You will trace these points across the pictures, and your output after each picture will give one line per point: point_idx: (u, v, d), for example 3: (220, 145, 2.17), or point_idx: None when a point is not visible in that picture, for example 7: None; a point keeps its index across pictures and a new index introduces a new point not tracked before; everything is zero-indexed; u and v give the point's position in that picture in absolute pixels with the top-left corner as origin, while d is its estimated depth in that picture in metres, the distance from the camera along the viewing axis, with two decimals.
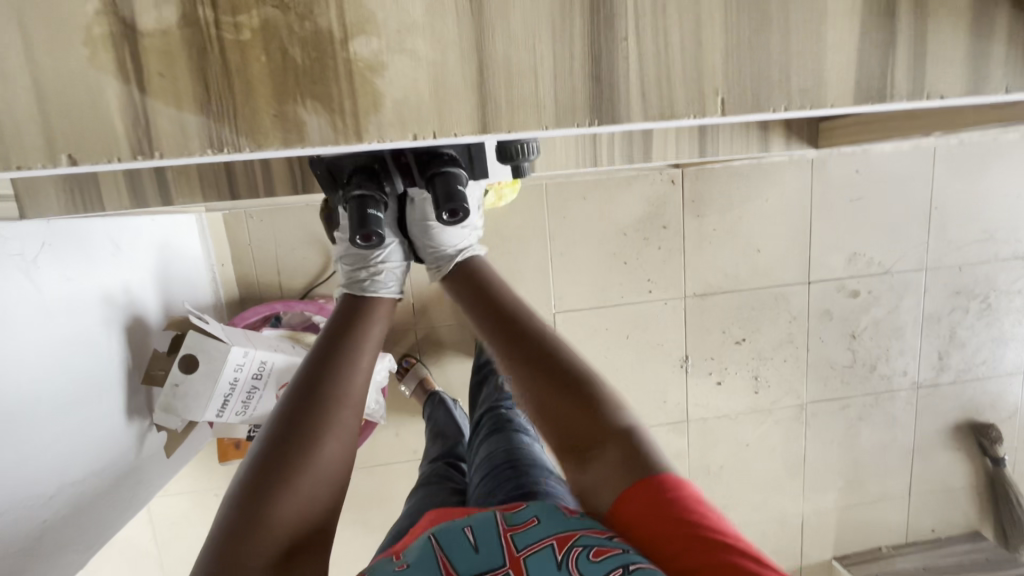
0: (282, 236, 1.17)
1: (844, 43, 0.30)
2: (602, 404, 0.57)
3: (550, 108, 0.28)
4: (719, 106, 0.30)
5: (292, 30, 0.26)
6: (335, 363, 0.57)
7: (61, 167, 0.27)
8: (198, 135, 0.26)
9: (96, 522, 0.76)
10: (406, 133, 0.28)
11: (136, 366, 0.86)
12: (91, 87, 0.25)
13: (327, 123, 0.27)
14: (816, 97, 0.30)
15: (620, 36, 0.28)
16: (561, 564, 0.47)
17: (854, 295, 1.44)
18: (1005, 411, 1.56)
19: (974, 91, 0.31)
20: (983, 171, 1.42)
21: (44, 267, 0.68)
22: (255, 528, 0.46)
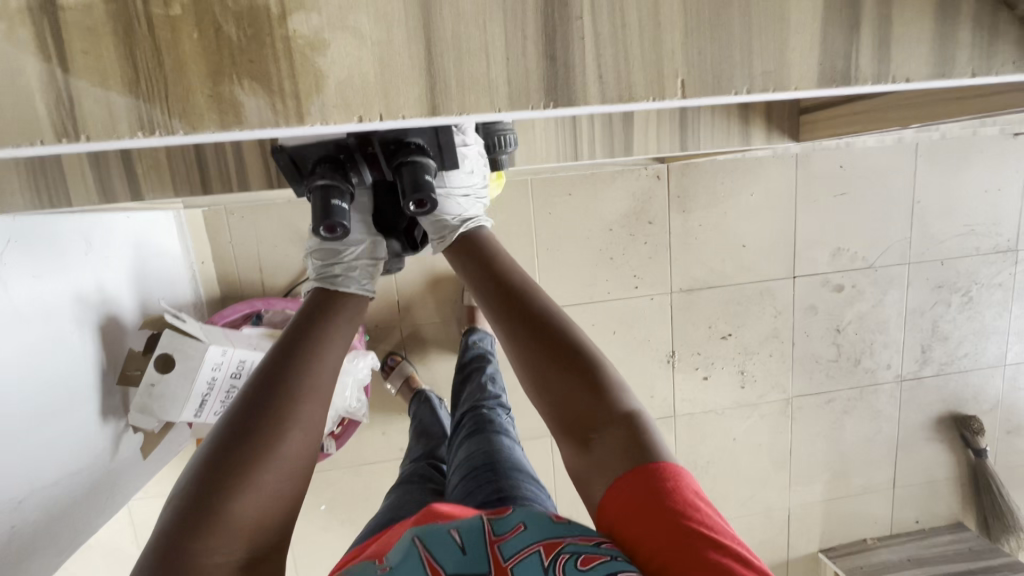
0: (263, 233, 1.16)
1: (806, 26, 0.29)
2: (609, 388, 0.53)
3: (504, 90, 0.28)
4: (679, 89, 0.29)
5: (225, 5, 0.25)
6: (308, 352, 0.53)
7: None
8: (126, 116, 0.25)
9: (70, 526, 0.74)
10: (351, 114, 0.27)
11: (109, 366, 0.84)
12: (10, 65, 0.24)
13: (265, 105, 0.26)
14: (780, 79, 0.29)
15: (575, 15, 0.28)
16: (547, 569, 0.46)
17: (838, 289, 1.45)
18: (986, 403, 1.58)
19: (942, 75, 0.30)
20: (964, 165, 1.43)
21: (10, 264, 0.65)
22: (211, 525, 0.43)
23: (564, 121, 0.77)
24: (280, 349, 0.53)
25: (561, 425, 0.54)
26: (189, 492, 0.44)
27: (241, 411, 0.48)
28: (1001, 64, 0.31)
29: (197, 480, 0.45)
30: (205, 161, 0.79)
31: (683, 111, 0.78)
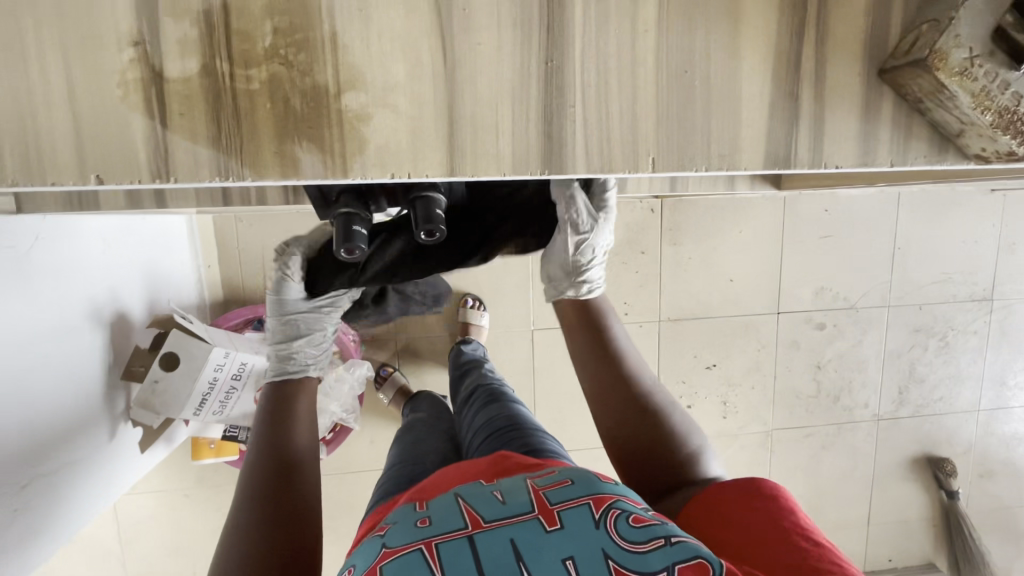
0: (270, 241, 1.21)
1: (757, 119, 0.38)
2: (688, 459, 0.64)
3: (508, 158, 0.37)
4: (650, 164, 0.38)
5: (293, 83, 0.34)
6: (283, 411, 0.67)
7: (93, 184, 0.35)
8: (208, 164, 0.35)
9: (68, 513, 0.78)
10: (385, 172, 0.36)
11: (114, 363, 0.87)
12: (122, 118, 0.34)
13: (318, 161, 0.35)
14: (731, 160, 0.38)
15: (569, 105, 0.36)
16: (598, 522, 0.48)
17: (820, 327, 1.50)
18: (959, 446, 1.63)
19: (868, 162, 0.39)
20: (942, 216, 1.50)
21: (34, 259, 0.69)
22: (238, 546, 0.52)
23: None
24: (269, 414, 0.67)
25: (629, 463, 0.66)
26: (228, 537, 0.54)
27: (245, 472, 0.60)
28: (915, 156, 0.39)
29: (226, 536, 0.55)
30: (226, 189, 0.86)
31: None
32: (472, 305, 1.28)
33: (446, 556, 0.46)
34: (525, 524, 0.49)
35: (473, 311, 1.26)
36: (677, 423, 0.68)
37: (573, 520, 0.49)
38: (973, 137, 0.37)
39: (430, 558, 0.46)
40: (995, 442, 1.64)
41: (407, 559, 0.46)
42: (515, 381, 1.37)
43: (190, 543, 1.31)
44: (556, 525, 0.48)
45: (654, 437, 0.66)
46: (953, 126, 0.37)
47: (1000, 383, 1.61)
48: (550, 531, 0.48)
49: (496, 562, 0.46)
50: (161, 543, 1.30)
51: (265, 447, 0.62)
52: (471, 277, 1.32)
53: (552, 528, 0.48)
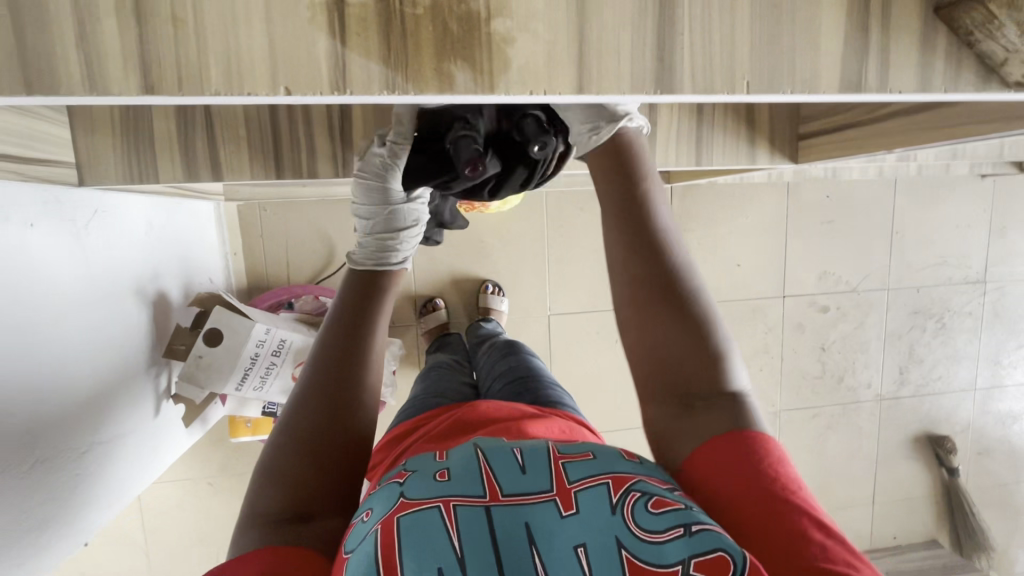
0: (295, 229, 1.24)
1: (834, 48, 0.32)
2: (718, 366, 0.49)
3: (626, 80, 0.31)
4: (745, 88, 0.32)
5: (451, 9, 0.28)
6: (361, 356, 0.57)
7: (277, 98, 0.29)
8: (380, 82, 0.29)
9: (118, 483, 0.79)
10: (526, 89, 0.30)
11: (156, 340, 0.89)
12: (306, 40, 0.27)
13: (471, 79, 0.29)
14: (813, 86, 0.33)
15: (679, 31, 0.31)
16: (614, 506, 0.44)
17: (823, 310, 1.56)
18: (958, 424, 1.68)
19: (925, 87, 0.34)
20: (936, 202, 1.57)
21: (91, 233, 0.71)
22: (284, 483, 0.49)
23: None
24: (345, 350, 0.57)
25: (650, 384, 0.51)
26: (274, 463, 0.50)
27: (316, 411, 0.53)
28: (965, 85, 0.34)
29: (278, 473, 0.50)
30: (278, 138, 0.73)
31: (698, 130, 0.81)
32: (491, 290, 1.33)
33: (461, 521, 0.44)
34: (539, 503, 0.45)
35: (492, 296, 1.31)
36: (717, 319, 0.51)
37: (589, 505, 0.45)
38: (1016, 65, 0.33)
39: (448, 521, 0.44)
40: (992, 421, 1.70)
41: (421, 517, 0.44)
42: None
43: (214, 532, 1.32)
44: (572, 509, 0.45)
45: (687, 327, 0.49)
46: (996, 55, 0.33)
47: (995, 363, 1.68)
48: (564, 516, 0.44)
49: (506, 539, 0.43)
50: (184, 532, 1.31)
51: (332, 385, 0.55)
52: (490, 264, 1.36)
53: (568, 513, 0.44)
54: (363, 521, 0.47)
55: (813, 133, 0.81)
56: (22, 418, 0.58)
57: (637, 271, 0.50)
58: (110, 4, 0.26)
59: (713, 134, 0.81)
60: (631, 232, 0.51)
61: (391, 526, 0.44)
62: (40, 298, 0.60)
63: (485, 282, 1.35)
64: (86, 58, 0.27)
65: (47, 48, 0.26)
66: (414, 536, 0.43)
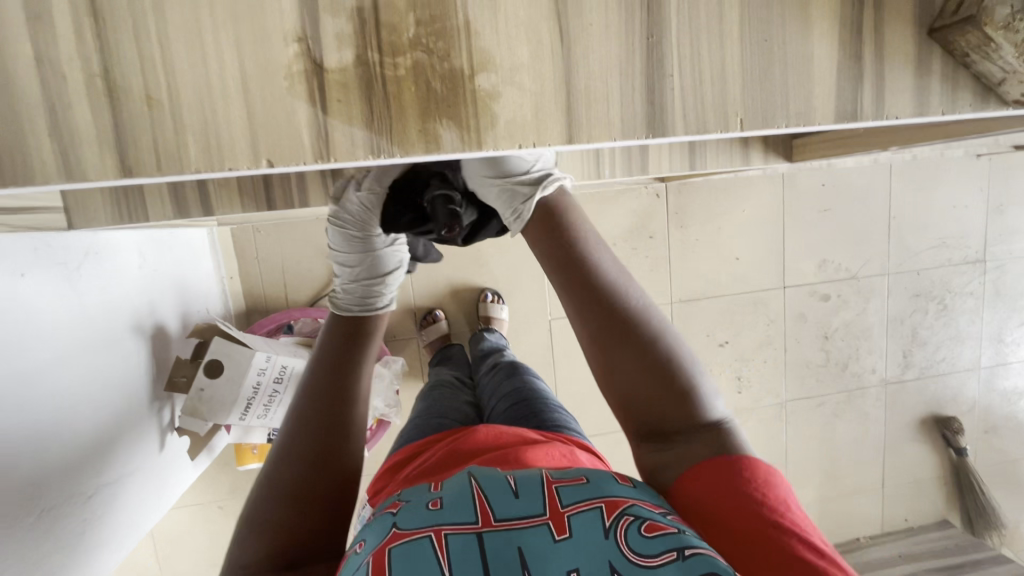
0: (290, 249, 1.23)
1: (826, 78, 0.32)
2: (689, 400, 0.53)
3: (618, 125, 0.30)
4: (739, 125, 0.31)
5: (433, 68, 0.29)
6: (349, 402, 0.58)
7: (259, 170, 0.28)
8: (364, 147, 0.29)
9: (127, 523, 0.79)
10: (515, 143, 0.30)
11: (158, 374, 0.88)
12: (287, 110, 0.28)
13: (457, 137, 0.29)
14: (808, 118, 0.32)
15: (668, 72, 0.30)
16: (607, 529, 0.47)
17: (824, 298, 1.55)
18: (964, 404, 1.69)
19: (922, 112, 0.33)
20: (933, 184, 1.56)
21: (84, 275, 0.71)
22: (271, 533, 0.51)
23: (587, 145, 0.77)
24: (332, 396, 0.57)
25: (630, 418, 0.55)
26: (261, 510, 0.52)
27: (303, 464, 0.54)
28: (962, 106, 0.34)
29: (266, 522, 0.51)
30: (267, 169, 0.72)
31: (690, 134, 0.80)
32: (491, 299, 1.32)
33: (452, 549, 0.46)
34: (535, 527, 0.47)
35: (492, 304, 1.31)
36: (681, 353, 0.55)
37: (582, 529, 0.47)
38: (1012, 85, 0.33)
39: (437, 549, 0.45)
40: (998, 399, 1.70)
41: (414, 545, 0.46)
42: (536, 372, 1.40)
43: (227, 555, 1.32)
44: (565, 533, 0.47)
45: (659, 374, 0.53)
46: (994, 75, 0.33)
47: (999, 341, 1.67)
48: (558, 540, 0.46)
49: (499, 563, 0.45)
50: (197, 557, 1.31)
51: (319, 433, 0.55)
52: (488, 272, 1.35)
53: (561, 537, 0.46)
54: (358, 553, 0.49)
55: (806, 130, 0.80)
56: (25, 470, 0.58)
57: (594, 320, 0.54)
58: (81, 83, 0.27)
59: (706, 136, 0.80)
60: (581, 289, 0.54)
61: (383, 556, 0.45)
62: (39, 347, 0.60)
63: (484, 290, 1.35)
64: (63, 143, 0.27)
65: (23, 134, 0.26)
66: (404, 567, 0.44)
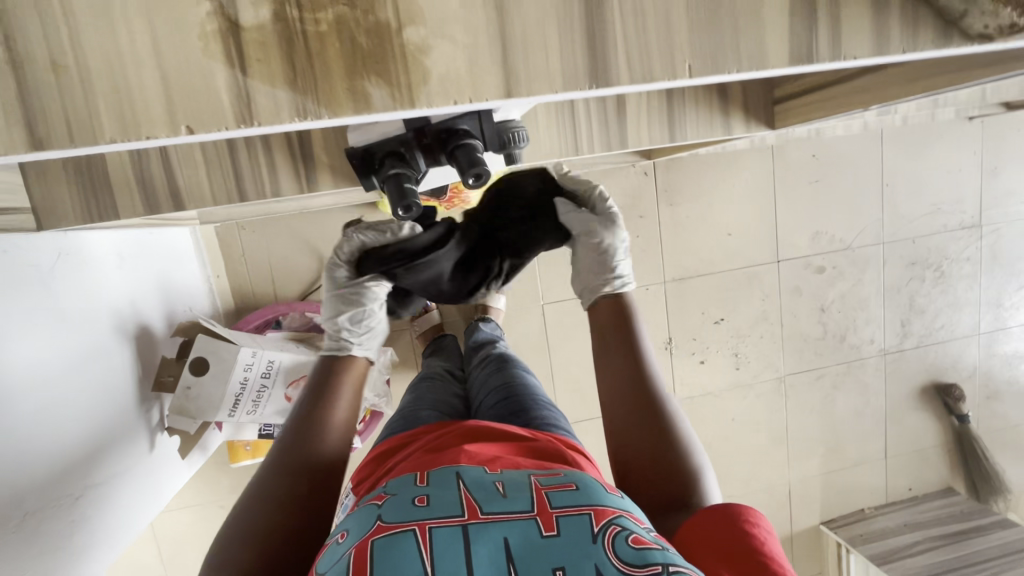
0: (276, 246, 1.22)
1: (778, 22, 0.33)
2: (669, 449, 0.61)
3: (558, 78, 0.31)
4: (687, 71, 0.32)
5: (359, 23, 0.29)
6: (323, 415, 0.65)
7: (181, 136, 0.29)
8: (289, 107, 0.29)
9: (123, 519, 0.79)
10: (449, 99, 0.30)
11: (144, 374, 0.88)
12: (204, 74, 0.28)
13: (387, 95, 0.30)
14: (761, 61, 0.33)
15: (610, 18, 0.31)
16: (595, 536, 0.47)
17: (819, 271, 1.54)
18: (964, 371, 1.68)
19: (880, 50, 0.34)
20: (925, 149, 1.54)
21: (57, 276, 0.69)
22: (247, 533, 0.55)
23: (564, 117, 0.75)
24: (307, 411, 0.65)
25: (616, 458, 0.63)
26: (242, 515, 0.57)
27: (275, 481, 0.59)
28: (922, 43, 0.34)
29: (248, 522, 0.56)
30: (238, 157, 0.69)
31: (669, 104, 0.78)
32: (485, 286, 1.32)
33: (438, 543, 0.46)
34: (524, 521, 0.49)
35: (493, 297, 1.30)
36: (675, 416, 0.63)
37: (570, 528, 0.48)
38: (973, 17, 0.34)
39: (421, 543, 0.46)
40: (999, 364, 1.69)
41: (396, 537, 0.47)
42: (531, 358, 1.39)
43: None
44: (554, 530, 0.48)
45: (652, 418, 0.62)
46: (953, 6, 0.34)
47: (997, 306, 1.66)
48: (545, 536, 0.47)
49: (483, 559, 0.46)
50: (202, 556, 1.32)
51: (295, 443, 0.62)
52: None
53: (549, 533, 0.48)
54: (338, 543, 0.50)
55: (787, 95, 0.79)
56: (13, 468, 0.59)
57: (615, 367, 0.66)
58: None
59: (685, 107, 0.78)
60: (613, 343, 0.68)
61: (366, 547, 0.46)
62: (15, 343, 0.60)
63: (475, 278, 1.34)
64: None
65: None
66: (385, 558, 0.45)
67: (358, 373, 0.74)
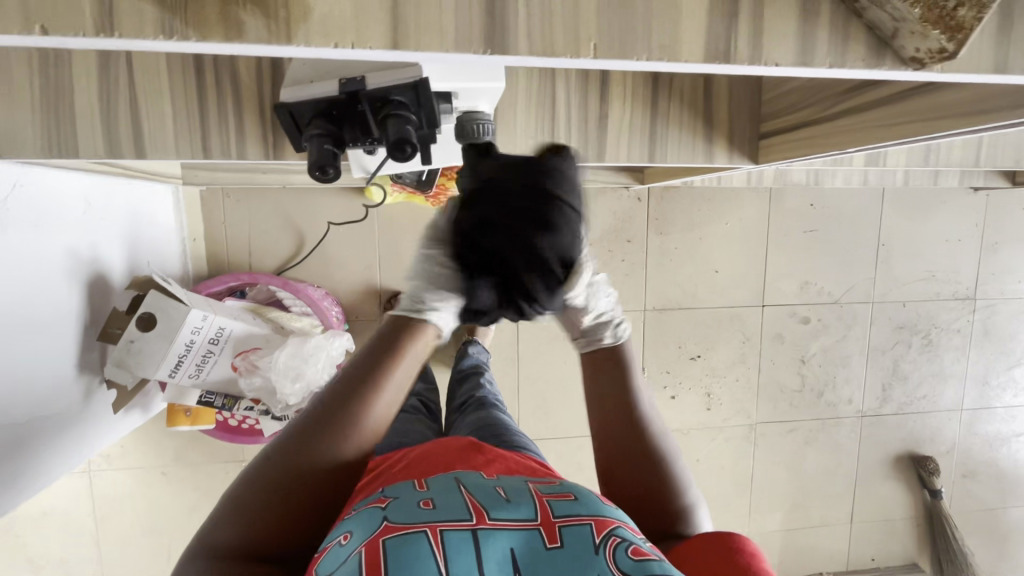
0: (257, 218, 1.22)
1: (695, 15, 0.35)
2: (676, 497, 0.63)
3: (451, 35, 0.33)
4: (591, 50, 0.35)
5: None
6: (347, 418, 0.56)
7: (36, 37, 0.30)
8: (154, 23, 0.30)
9: (36, 467, 0.76)
10: (329, 41, 0.32)
11: (91, 323, 0.86)
12: None
13: (263, 26, 0.31)
14: (672, 52, 0.35)
15: None
16: (597, 546, 0.46)
17: (805, 321, 1.51)
18: (943, 445, 1.63)
19: (805, 62, 0.37)
20: (925, 214, 1.53)
21: (10, 209, 0.68)
22: (241, 518, 0.53)
23: (544, 122, 0.74)
24: (335, 405, 0.56)
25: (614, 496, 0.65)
26: (245, 494, 0.54)
27: (263, 495, 0.54)
28: (851, 60, 0.37)
29: (243, 503, 0.54)
30: (206, 111, 0.68)
31: (652, 124, 0.77)
32: None
33: (450, 546, 0.45)
34: (526, 533, 0.47)
35: None
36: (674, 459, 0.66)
37: (574, 540, 0.47)
38: (905, 38, 0.36)
39: (435, 546, 0.45)
40: (979, 443, 1.65)
41: (406, 540, 0.45)
42: (499, 367, 1.37)
43: (168, 521, 1.30)
44: (557, 542, 0.47)
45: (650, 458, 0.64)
46: (885, 25, 0.36)
47: (983, 383, 1.62)
48: (549, 547, 0.46)
49: (492, 566, 0.45)
50: (136, 521, 1.29)
51: (314, 440, 0.55)
52: None
53: (552, 545, 0.47)
54: (342, 545, 0.47)
55: (773, 131, 0.78)
56: None
57: (610, 416, 0.66)
58: None
59: (668, 131, 0.77)
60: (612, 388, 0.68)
61: (376, 549, 0.44)
62: None
63: None
64: None
65: None
66: (398, 560, 0.43)
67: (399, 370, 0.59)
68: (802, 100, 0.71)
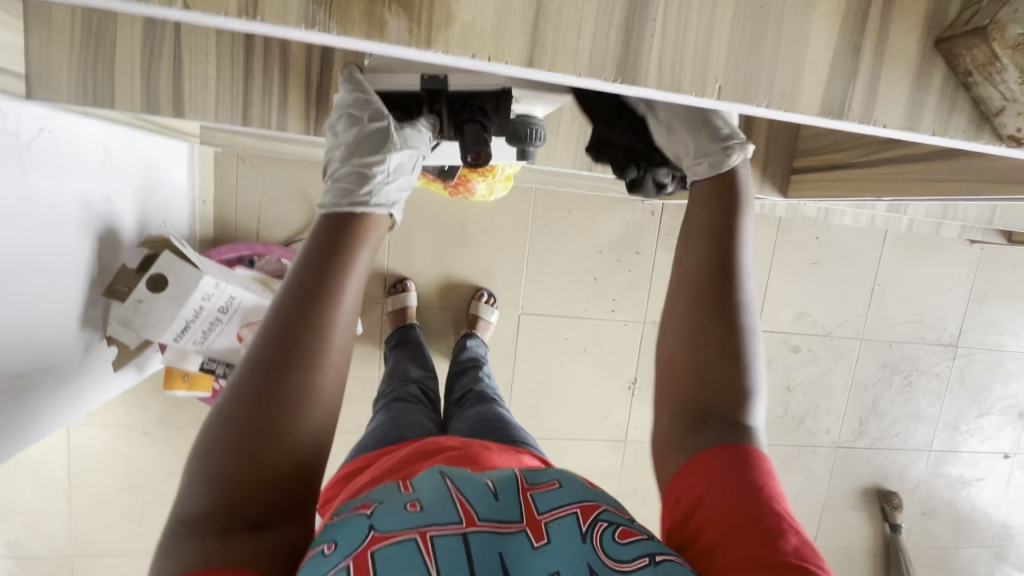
0: (270, 187, 1.19)
1: (818, 71, 0.41)
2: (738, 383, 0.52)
3: (586, 60, 0.38)
4: (716, 91, 0.40)
5: None
6: (316, 320, 0.46)
7: (175, 10, 0.34)
8: (296, 11, 0.34)
9: (29, 419, 0.74)
10: (466, 51, 0.37)
11: (98, 277, 0.84)
12: None
13: (405, 28, 0.36)
14: (791, 101, 0.42)
15: (650, 20, 0.39)
16: (584, 535, 0.47)
17: (795, 350, 1.55)
18: (908, 482, 1.69)
19: (913, 125, 0.43)
20: (922, 259, 1.57)
21: (32, 152, 0.62)
22: (222, 482, 0.42)
23: None
24: (294, 308, 0.47)
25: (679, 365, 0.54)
26: (214, 459, 0.42)
27: (234, 443, 0.43)
28: (953, 130, 0.44)
29: (217, 470, 0.42)
30: (251, 80, 0.70)
31: None
32: (484, 300, 1.31)
33: (439, 552, 0.44)
34: (512, 534, 0.47)
35: (484, 306, 1.29)
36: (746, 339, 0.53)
37: (561, 536, 0.47)
38: (1008, 117, 0.43)
39: (425, 553, 0.44)
40: (941, 483, 1.71)
41: (399, 557, 0.43)
42: (495, 362, 1.37)
43: (143, 481, 1.28)
44: (544, 539, 0.47)
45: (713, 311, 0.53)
46: (992, 104, 0.43)
47: (953, 428, 1.69)
48: (538, 547, 0.46)
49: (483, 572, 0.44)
50: (110, 479, 1.26)
51: (282, 359, 0.45)
52: (465, 254, 1.32)
53: (540, 543, 0.46)
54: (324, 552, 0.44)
55: (807, 167, 0.79)
56: None
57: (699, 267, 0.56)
58: None
59: None
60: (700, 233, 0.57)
61: (365, 561, 0.42)
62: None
63: (459, 274, 1.33)
64: None
65: None
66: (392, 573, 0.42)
67: (354, 283, 0.49)
68: (839, 142, 0.73)
